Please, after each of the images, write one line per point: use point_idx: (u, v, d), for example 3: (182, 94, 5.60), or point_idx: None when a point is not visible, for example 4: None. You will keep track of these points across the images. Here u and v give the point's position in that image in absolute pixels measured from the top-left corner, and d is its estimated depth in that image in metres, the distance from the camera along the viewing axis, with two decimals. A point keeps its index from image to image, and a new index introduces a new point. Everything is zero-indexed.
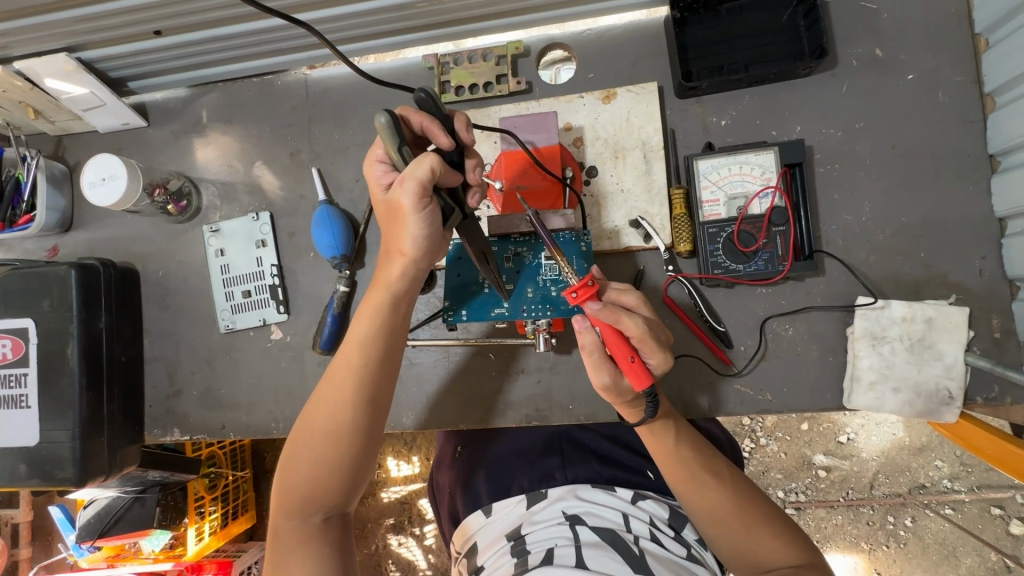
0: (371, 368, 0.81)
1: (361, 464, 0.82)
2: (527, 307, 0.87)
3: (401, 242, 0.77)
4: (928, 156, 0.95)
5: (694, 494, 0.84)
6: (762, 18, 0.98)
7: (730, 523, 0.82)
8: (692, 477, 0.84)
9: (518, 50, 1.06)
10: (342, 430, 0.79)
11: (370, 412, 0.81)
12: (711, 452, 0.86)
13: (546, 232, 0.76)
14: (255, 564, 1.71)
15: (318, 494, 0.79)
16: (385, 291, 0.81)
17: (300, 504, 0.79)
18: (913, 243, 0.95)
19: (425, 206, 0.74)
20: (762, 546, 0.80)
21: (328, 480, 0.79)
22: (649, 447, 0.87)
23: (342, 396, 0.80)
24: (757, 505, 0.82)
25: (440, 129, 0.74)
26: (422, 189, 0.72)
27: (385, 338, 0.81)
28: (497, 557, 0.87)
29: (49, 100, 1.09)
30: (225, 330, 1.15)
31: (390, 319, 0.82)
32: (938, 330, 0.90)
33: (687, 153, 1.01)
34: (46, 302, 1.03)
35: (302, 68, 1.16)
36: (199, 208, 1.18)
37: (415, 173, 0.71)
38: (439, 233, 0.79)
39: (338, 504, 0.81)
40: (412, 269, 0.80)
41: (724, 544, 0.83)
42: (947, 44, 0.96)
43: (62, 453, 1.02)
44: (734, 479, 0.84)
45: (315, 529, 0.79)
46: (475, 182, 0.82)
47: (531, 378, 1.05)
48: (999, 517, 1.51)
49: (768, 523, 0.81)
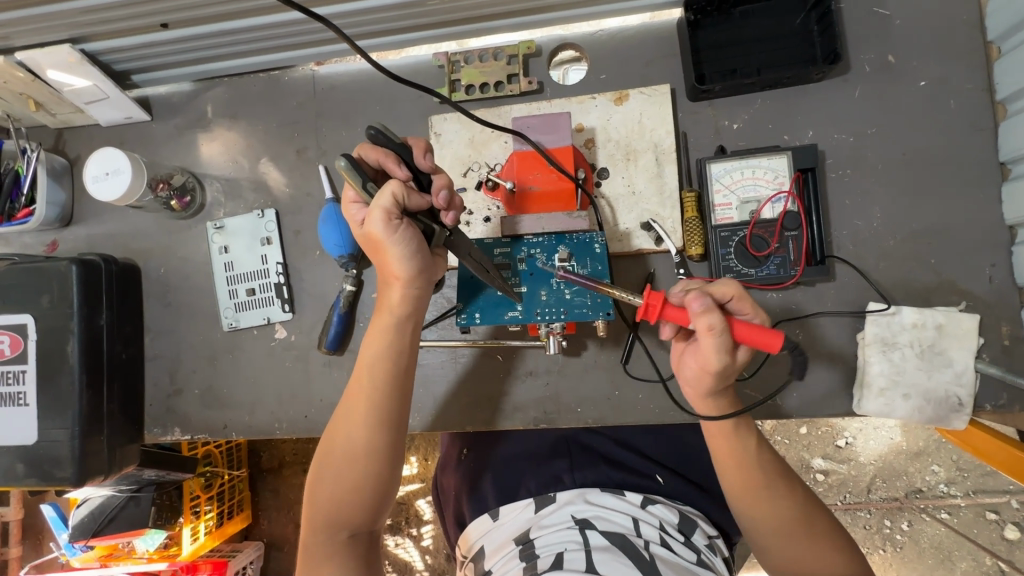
0: (384, 385, 0.81)
1: (383, 481, 0.80)
2: (540, 310, 0.87)
3: (391, 268, 0.77)
4: (940, 162, 0.95)
5: (751, 501, 0.81)
6: (775, 22, 0.97)
7: (789, 530, 0.80)
8: (761, 481, 0.81)
9: (529, 49, 1.05)
10: (359, 449, 0.79)
11: (387, 430, 0.80)
12: (779, 459, 0.83)
13: (580, 278, 0.78)
14: (251, 564, 1.68)
15: (342, 513, 0.79)
16: (389, 312, 0.81)
17: (326, 522, 0.78)
18: (924, 250, 0.95)
19: (399, 228, 0.74)
20: (813, 558, 0.80)
21: (351, 498, 0.79)
22: (716, 445, 0.83)
23: (358, 415, 0.80)
24: (814, 514, 0.81)
25: (395, 161, 0.76)
26: (390, 215, 0.72)
27: (395, 355, 0.82)
28: (505, 561, 0.87)
29: (51, 92, 1.07)
30: (228, 329, 1.14)
31: (398, 338, 0.82)
32: (949, 336, 0.90)
33: (698, 156, 1.01)
34: (45, 299, 1.01)
35: (309, 64, 1.14)
36: (202, 205, 1.16)
37: (379, 203, 0.71)
38: (426, 252, 0.78)
39: (362, 521, 0.80)
40: (411, 290, 0.80)
41: (777, 548, 0.82)
42: (959, 51, 0.96)
43: (60, 453, 1.01)
44: (797, 491, 0.82)
45: (342, 547, 0.78)
46: (444, 203, 0.78)
47: (539, 381, 1.04)
48: (994, 522, 1.52)
49: (823, 533, 0.80)
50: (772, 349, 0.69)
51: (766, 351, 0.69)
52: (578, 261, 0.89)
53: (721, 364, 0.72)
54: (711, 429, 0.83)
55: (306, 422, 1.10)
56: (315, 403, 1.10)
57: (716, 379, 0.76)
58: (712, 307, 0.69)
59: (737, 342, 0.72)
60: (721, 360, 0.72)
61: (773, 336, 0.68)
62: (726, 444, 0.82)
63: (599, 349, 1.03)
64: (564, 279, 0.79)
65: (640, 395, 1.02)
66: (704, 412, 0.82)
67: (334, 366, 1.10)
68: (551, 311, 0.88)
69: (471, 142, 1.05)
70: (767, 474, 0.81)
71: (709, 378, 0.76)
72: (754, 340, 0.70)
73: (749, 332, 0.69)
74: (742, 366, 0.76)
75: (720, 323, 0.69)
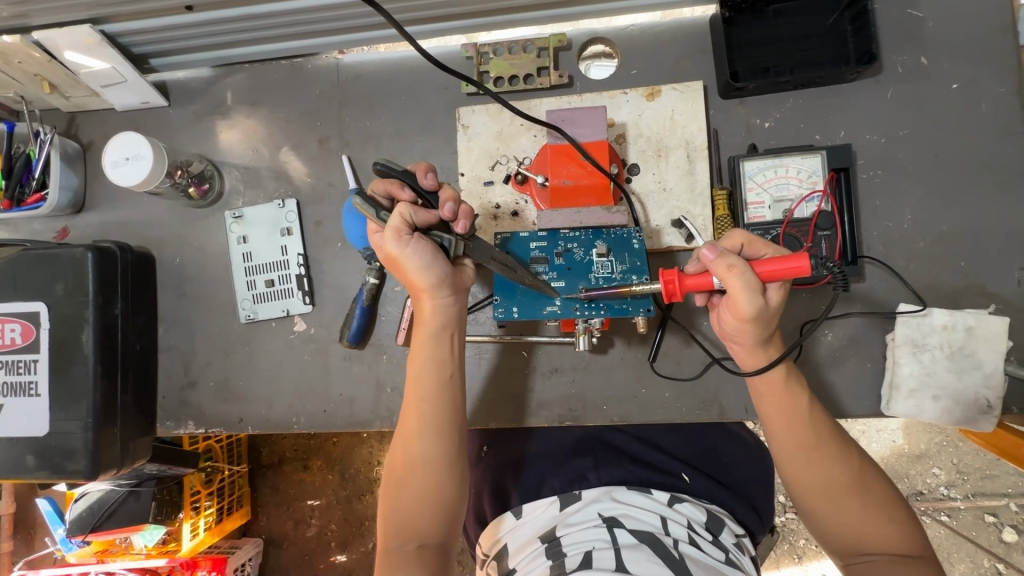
0: (428, 391, 0.83)
1: (442, 485, 0.81)
2: (578, 307, 0.88)
3: (414, 282, 0.82)
4: (971, 166, 0.96)
5: (799, 459, 0.81)
6: (810, 21, 0.96)
7: (841, 495, 0.79)
8: (812, 441, 0.81)
9: (561, 42, 1.03)
10: (414, 455, 0.81)
11: (438, 435, 0.82)
12: (832, 422, 0.83)
13: (598, 292, 0.84)
14: (250, 561, 1.65)
15: (409, 522, 0.80)
16: (424, 325, 0.85)
17: (396, 531, 0.79)
18: (954, 252, 0.95)
19: (409, 242, 0.78)
20: (866, 528, 0.77)
21: (413, 506, 0.80)
22: (766, 401, 0.84)
23: (408, 425, 0.83)
24: (871, 483, 0.79)
25: (399, 186, 0.80)
26: (400, 233, 0.78)
27: (438, 363, 0.84)
28: (530, 559, 0.85)
29: (67, 74, 1.04)
30: (245, 321, 1.11)
31: (438, 346, 0.85)
32: (979, 339, 0.90)
33: (730, 154, 1.00)
34: (60, 287, 0.98)
35: (332, 52, 1.12)
36: (220, 193, 1.13)
37: (389, 224, 0.77)
38: (445, 260, 0.82)
39: (430, 527, 0.80)
40: (438, 299, 0.84)
41: (829, 516, 0.80)
42: (991, 55, 0.96)
43: (74, 445, 0.98)
44: (851, 455, 0.81)
45: (414, 555, 0.77)
46: (452, 213, 0.78)
47: (564, 378, 1.03)
48: (993, 525, 1.53)
49: (879, 502, 0.78)
50: (802, 271, 0.70)
51: (797, 275, 0.71)
52: (616, 256, 0.89)
53: (759, 309, 0.75)
54: (758, 384, 0.85)
55: (324, 417, 1.08)
56: (334, 398, 1.09)
57: (758, 326, 0.78)
58: (727, 253, 0.75)
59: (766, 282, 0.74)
60: (757, 304, 0.74)
61: (797, 259, 0.70)
62: (772, 401, 0.83)
63: (626, 346, 1.02)
64: (587, 296, 0.85)
65: (666, 393, 1.01)
66: (751, 371, 0.84)
67: (355, 361, 1.08)
68: (589, 307, 0.88)
69: (500, 135, 1.04)
70: (816, 433, 0.81)
71: (751, 327, 0.78)
72: (781, 272, 0.72)
73: (771, 266, 0.72)
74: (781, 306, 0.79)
75: (740, 263, 0.73)
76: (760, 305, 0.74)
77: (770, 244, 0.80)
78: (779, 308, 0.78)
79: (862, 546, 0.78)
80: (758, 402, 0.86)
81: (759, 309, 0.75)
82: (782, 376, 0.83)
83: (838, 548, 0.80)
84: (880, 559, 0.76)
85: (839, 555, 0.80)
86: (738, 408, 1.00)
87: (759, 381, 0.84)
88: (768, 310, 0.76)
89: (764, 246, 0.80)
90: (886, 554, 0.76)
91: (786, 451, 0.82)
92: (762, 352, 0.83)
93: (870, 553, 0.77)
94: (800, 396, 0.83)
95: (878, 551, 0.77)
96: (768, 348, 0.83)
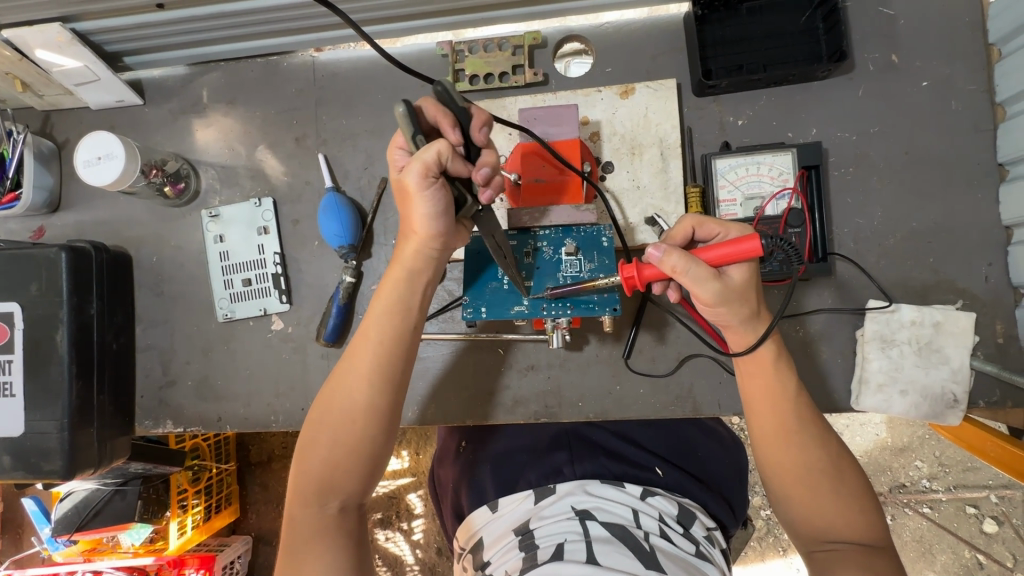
0: (388, 349, 0.82)
1: (379, 452, 0.83)
2: (546, 305, 0.88)
3: (413, 222, 0.79)
4: (941, 162, 0.97)
5: (779, 447, 0.81)
6: (783, 18, 0.97)
7: (817, 484, 0.79)
8: (790, 427, 0.80)
9: (536, 40, 1.04)
10: (358, 411, 0.81)
11: (385, 398, 0.82)
12: (816, 409, 0.82)
13: (563, 290, 0.84)
14: (238, 558, 1.65)
15: (334, 481, 0.80)
16: (401, 268, 0.84)
17: (318, 492, 0.80)
18: (923, 249, 0.96)
19: (432, 186, 0.73)
20: (835, 519, 0.79)
21: (345, 467, 0.81)
22: (751, 381, 0.84)
23: (358, 376, 0.82)
24: (848, 473, 0.80)
25: (451, 123, 0.72)
26: (427, 172, 0.71)
27: (398, 318, 0.83)
28: (505, 552, 0.86)
29: (39, 73, 1.03)
30: (223, 320, 1.11)
31: (405, 297, 0.84)
32: (946, 334, 0.92)
33: (703, 151, 1.01)
34: (33, 287, 0.98)
35: (309, 50, 1.12)
36: (197, 192, 1.13)
37: (421, 156, 0.70)
38: (449, 217, 0.79)
39: (353, 493, 0.82)
40: (426, 249, 0.82)
41: (799, 506, 0.81)
42: (961, 52, 0.97)
43: (50, 445, 0.98)
44: (831, 443, 0.81)
45: (333, 518, 0.80)
46: (486, 180, 0.76)
47: (541, 374, 1.04)
48: (974, 516, 1.55)
49: (852, 493, 0.79)
50: (756, 253, 0.72)
51: (754, 256, 0.72)
52: (585, 255, 0.89)
53: (722, 291, 0.75)
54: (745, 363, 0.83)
55: (303, 415, 1.09)
56: (312, 397, 1.09)
57: (730, 310, 0.78)
58: (670, 246, 0.74)
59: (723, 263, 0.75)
60: (713, 290, 0.75)
61: (750, 241, 0.72)
62: (759, 380, 0.82)
63: (601, 343, 1.03)
64: (554, 294, 0.85)
65: (641, 389, 1.02)
66: (740, 351, 0.83)
67: (333, 359, 1.09)
68: (557, 306, 0.89)
69: None
70: (798, 414, 0.81)
71: (722, 313, 0.78)
72: (739, 255, 0.73)
73: (726, 250, 0.73)
74: (751, 283, 0.77)
75: (686, 254, 0.74)
76: (718, 290, 0.75)
77: (723, 223, 0.81)
78: (749, 285, 0.78)
79: (826, 535, 0.79)
80: (744, 383, 0.85)
81: (719, 295, 0.76)
82: (773, 357, 0.82)
83: (805, 535, 0.81)
84: (842, 548, 0.78)
85: (804, 542, 0.82)
86: (712, 404, 1.01)
87: (750, 362, 0.83)
88: (732, 291, 0.76)
89: (716, 225, 0.80)
90: (849, 543, 0.78)
91: (767, 438, 0.82)
92: (750, 331, 0.81)
93: (834, 541, 0.79)
94: (788, 381, 0.82)
95: (843, 539, 0.79)
96: (756, 325, 0.81)
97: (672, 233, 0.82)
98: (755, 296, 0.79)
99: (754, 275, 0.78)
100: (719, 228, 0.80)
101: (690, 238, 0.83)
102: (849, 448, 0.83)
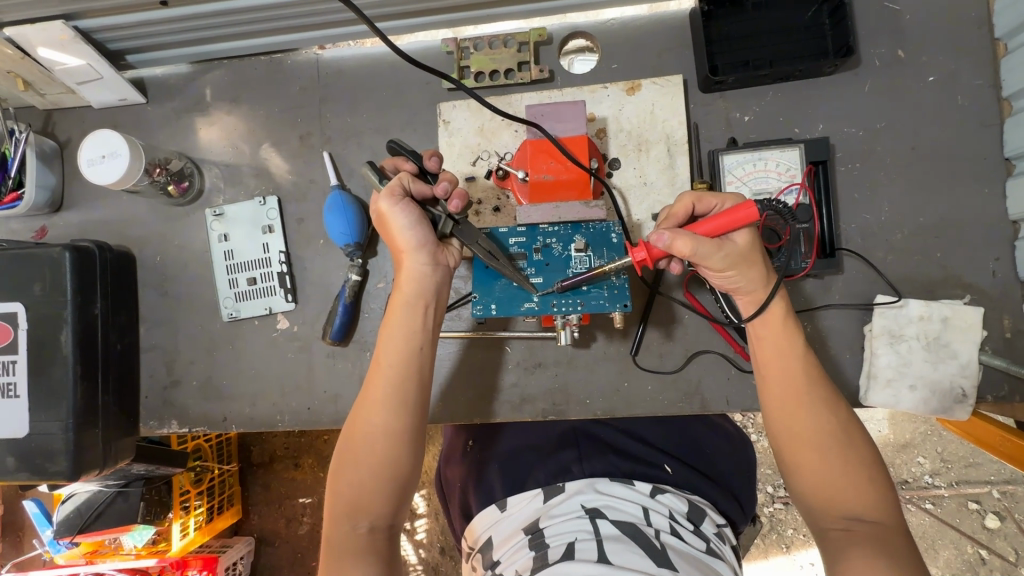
0: (400, 362, 0.84)
1: (403, 467, 0.82)
2: (556, 301, 0.88)
3: (397, 242, 0.86)
4: (947, 158, 0.97)
5: (791, 412, 0.82)
6: (790, 13, 0.96)
7: (829, 456, 0.80)
8: (800, 396, 0.82)
9: (541, 37, 1.03)
10: (377, 427, 0.81)
11: (401, 410, 0.82)
12: (824, 378, 0.84)
13: (571, 279, 0.84)
14: (242, 559, 1.65)
15: (363, 500, 0.80)
16: (404, 288, 0.86)
17: (349, 513, 0.80)
18: (930, 244, 0.96)
19: (401, 202, 0.84)
20: (848, 494, 0.79)
21: (371, 485, 0.80)
22: (763, 347, 0.85)
23: (376, 395, 0.82)
24: (861, 449, 0.81)
25: (406, 162, 0.89)
26: (393, 192, 0.84)
27: (411, 334, 0.85)
28: (515, 551, 0.85)
29: (41, 71, 1.02)
30: (228, 319, 1.11)
31: (413, 313, 0.86)
32: (954, 328, 0.92)
33: (710, 147, 1.01)
34: (38, 287, 0.97)
35: (312, 48, 1.11)
36: (201, 191, 1.13)
37: (386, 184, 0.84)
38: (427, 227, 0.85)
39: (384, 511, 0.81)
40: (419, 262, 0.86)
41: (809, 478, 0.81)
42: (967, 47, 0.97)
43: (55, 446, 0.97)
44: (841, 414, 0.82)
45: (367, 539, 0.79)
46: (447, 190, 0.86)
47: (548, 372, 1.04)
48: (976, 512, 1.55)
49: (866, 470, 0.80)
50: (753, 219, 0.75)
51: (752, 223, 0.75)
52: (594, 251, 0.90)
53: (726, 262, 0.78)
54: (759, 328, 0.85)
55: (309, 414, 1.08)
56: (318, 396, 1.08)
57: (740, 276, 0.81)
58: (674, 230, 0.77)
59: (723, 234, 0.77)
60: (719, 263, 0.78)
61: (746, 208, 0.75)
62: (771, 349, 0.84)
63: (609, 341, 1.03)
64: (563, 286, 0.85)
65: (648, 387, 1.02)
66: (751, 315, 0.85)
67: (339, 357, 1.08)
68: (567, 302, 0.88)
69: (481, 131, 1.04)
70: (811, 389, 0.82)
71: (734, 278, 0.81)
72: (737, 224, 0.76)
73: (724, 220, 0.76)
74: (754, 246, 0.80)
75: (690, 234, 0.76)
76: (723, 259, 0.78)
77: (718, 195, 0.83)
78: (754, 247, 0.80)
79: (838, 508, 0.79)
80: (755, 349, 0.86)
81: (728, 264, 0.78)
82: (782, 316, 0.84)
83: (818, 510, 0.80)
84: (858, 526, 0.78)
85: (815, 519, 0.81)
86: (720, 401, 1.01)
87: (760, 323, 0.84)
88: (738, 259, 0.79)
89: (712, 198, 0.82)
90: (864, 521, 0.78)
91: (782, 404, 0.83)
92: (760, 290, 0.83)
93: (849, 518, 0.78)
94: (797, 343, 0.84)
95: (857, 517, 0.78)
96: (767, 283, 0.83)
97: (672, 209, 0.83)
98: (762, 260, 0.81)
99: (756, 238, 0.80)
100: (716, 202, 0.82)
101: (690, 214, 0.84)
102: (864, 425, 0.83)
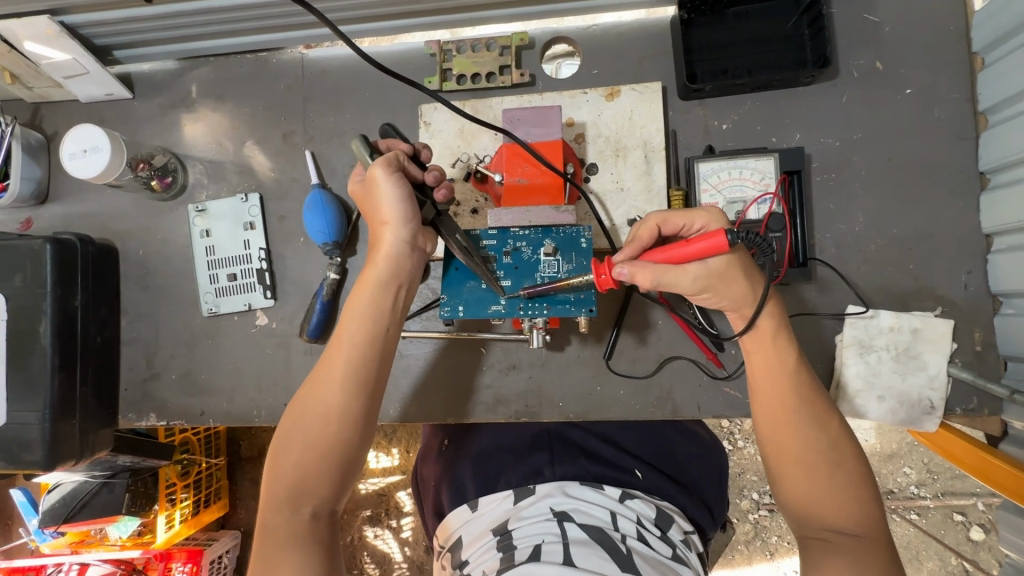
0: (361, 346, 0.84)
1: (352, 455, 0.83)
2: (523, 306, 0.89)
3: (381, 215, 0.85)
4: (922, 170, 0.97)
5: (778, 424, 0.82)
6: (767, 23, 0.97)
7: (820, 470, 0.79)
8: (787, 411, 0.82)
9: (523, 41, 1.04)
10: (332, 411, 0.82)
11: (359, 396, 0.83)
12: (819, 393, 0.83)
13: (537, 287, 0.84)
14: (227, 553, 1.65)
15: (308, 485, 0.80)
16: (373, 270, 0.87)
17: (291, 496, 0.80)
18: (903, 256, 0.96)
19: (394, 175, 0.84)
20: (835, 509, 0.78)
21: (316, 471, 0.80)
22: (754, 360, 0.85)
23: (334, 379, 0.83)
24: (849, 463, 0.80)
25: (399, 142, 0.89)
26: (389, 163, 0.84)
27: (373, 319, 0.85)
28: (482, 552, 0.86)
29: (28, 65, 1.03)
30: (207, 314, 1.11)
31: (380, 296, 0.86)
32: (924, 340, 0.93)
33: (687, 155, 1.01)
34: (18, 278, 0.98)
35: (297, 47, 1.12)
36: (184, 186, 1.14)
37: (381, 155, 0.84)
38: (413, 207, 0.85)
39: (326, 498, 0.81)
40: (396, 243, 0.86)
41: (792, 491, 0.80)
42: (945, 60, 0.97)
43: (32, 436, 0.98)
44: (830, 429, 0.81)
45: (305, 525, 0.79)
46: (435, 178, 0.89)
47: (523, 374, 1.04)
48: (961, 523, 1.55)
49: (854, 487, 0.79)
50: (721, 248, 0.72)
51: (721, 251, 0.73)
52: (563, 256, 0.90)
53: (695, 280, 0.79)
54: (748, 344, 0.86)
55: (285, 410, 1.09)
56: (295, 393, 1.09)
57: (717, 295, 0.82)
58: (633, 263, 0.78)
59: (691, 259, 0.76)
60: (688, 281, 0.79)
61: (714, 236, 0.72)
62: (760, 362, 0.84)
63: (583, 344, 1.04)
64: (528, 293, 0.86)
65: (621, 391, 1.02)
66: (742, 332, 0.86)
67: (317, 354, 1.09)
68: (534, 305, 0.89)
69: (461, 133, 1.04)
70: (800, 404, 0.82)
71: (709, 295, 0.82)
72: (705, 250, 0.74)
73: (691, 248, 0.74)
74: (730, 264, 0.80)
75: (648, 265, 0.78)
76: (692, 278, 0.79)
77: (685, 214, 0.83)
78: (731, 267, 0.80)
79: (821, 522, 0.78)
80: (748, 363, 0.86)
81: (698, 286, 0.80)
82: (772, 333, 0.84)
83: (803, 522, 0.80)
84: (841, 538, 0.77)
85: (799, 530, 0.81)
86: (692, 407, 1.01)
87: (750, 340, 0.85)
88: (711, 276, 0.79)
89: (679, 218, 0.82)
90: (846, 534, 0.77)
91: (770, 417, 0.83)
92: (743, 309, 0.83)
93: (831, 530, 0.78)
94: (789, 360, 0.84)
95: (841, 530, 0.78)
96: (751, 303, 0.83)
97: (638, 232, 0.84)
98: (741, 277, 0.81)
99: (733, 258, 0.80)
100: (683, 222, 0.82)
101: (658, 236, 0.85)
102: (855, 439, 0.83)
